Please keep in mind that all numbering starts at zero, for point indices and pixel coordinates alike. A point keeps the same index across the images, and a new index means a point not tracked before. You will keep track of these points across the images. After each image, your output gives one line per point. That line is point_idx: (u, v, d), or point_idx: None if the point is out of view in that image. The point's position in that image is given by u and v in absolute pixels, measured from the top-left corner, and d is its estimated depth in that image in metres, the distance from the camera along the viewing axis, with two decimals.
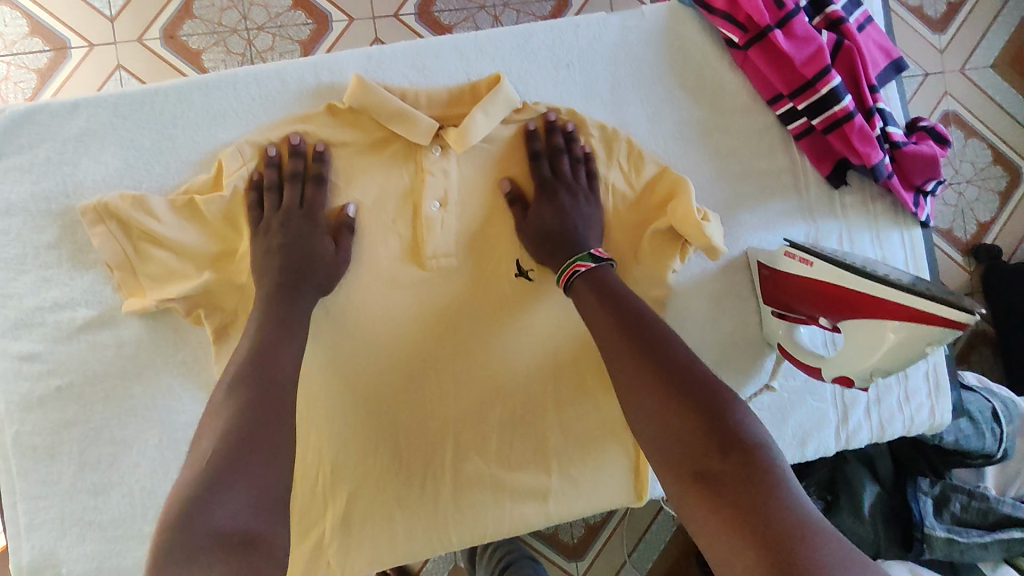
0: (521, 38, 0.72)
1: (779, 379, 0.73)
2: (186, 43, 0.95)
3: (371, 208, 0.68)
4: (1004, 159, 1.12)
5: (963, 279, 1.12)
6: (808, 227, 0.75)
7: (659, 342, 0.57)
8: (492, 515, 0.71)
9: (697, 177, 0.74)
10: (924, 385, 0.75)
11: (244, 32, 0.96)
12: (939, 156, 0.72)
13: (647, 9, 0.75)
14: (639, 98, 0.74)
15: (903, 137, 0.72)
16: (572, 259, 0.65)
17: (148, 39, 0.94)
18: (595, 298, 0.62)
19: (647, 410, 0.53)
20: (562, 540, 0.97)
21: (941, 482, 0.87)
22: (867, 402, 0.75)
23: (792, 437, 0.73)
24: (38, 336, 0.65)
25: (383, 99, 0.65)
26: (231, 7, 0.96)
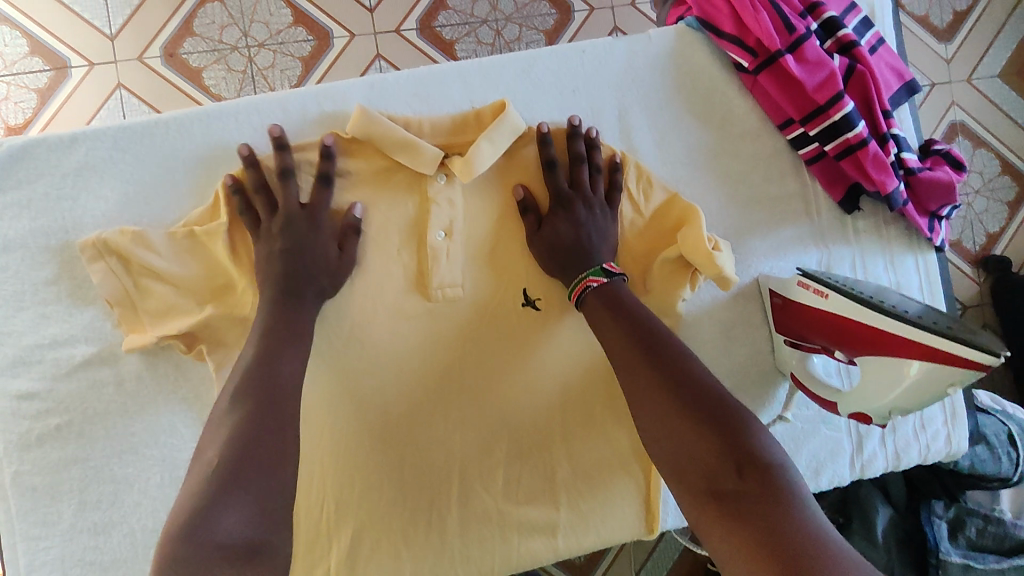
0: (527, 64, 0.71)
1: (792, 409, 0.71)
2: (186, 61, 0.94)
3: (375, 238, 0.66)
4: (1014, 169, 1.10)
5: (973, 290, 1.10)
6: (821, 254, 0.73)
7: (672, 358, 0.56)
8: (499, 552, 0.68)
9: (706, 202, 0.72)
10: (940, 414, 0.73)
11: (245, 50, 0.95)
12: (956, 182, 0.71)
13: (654, 32, 0.74)
14: (647, 122, 0.72)
15: (918, 163, 0.71)
16: (583, 274, 0.64)
17: (148, 58, 0.94)
18: (605, 311, 0.61)
19: (661, 428, 0.52)
20: (569, 559, 0.94)
21: (955, 506, 0.85)
22: (882, 431, 0.72)
23: (806, 469, 0.70)
24: (36, 371, 0.63)
25: (388, 129, 0.64)
26: (232, 25, 0.95)
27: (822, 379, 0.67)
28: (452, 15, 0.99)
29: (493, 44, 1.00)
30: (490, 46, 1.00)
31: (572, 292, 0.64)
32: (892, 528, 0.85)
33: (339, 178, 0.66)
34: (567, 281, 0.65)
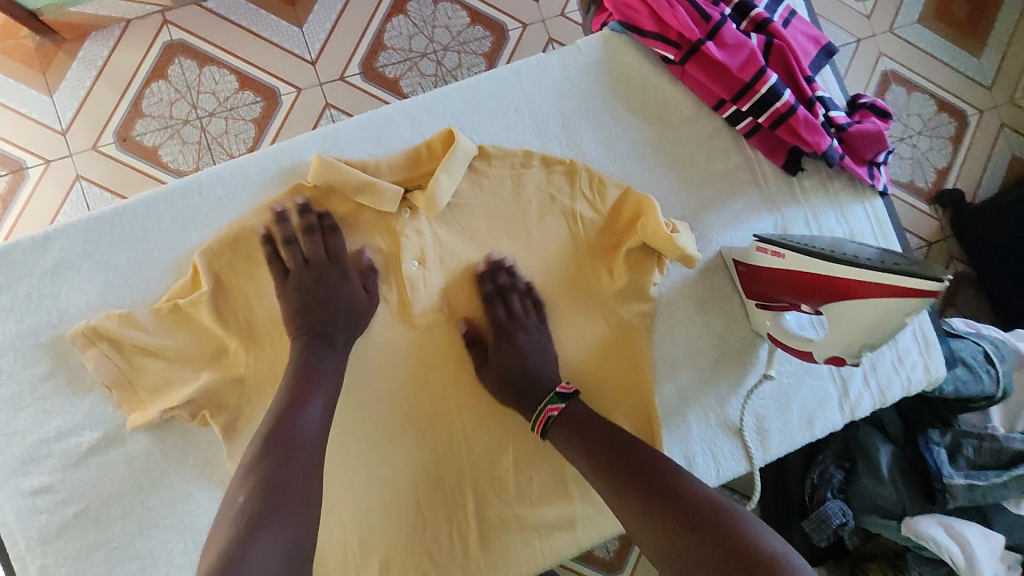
0: (468, 92, 0.75)
1: (775, 366, 0.74)
2: (141, 142, 0.97)
3: None
4: (948, 106, 1.15)
5: (933, 227, 1.14)
6: (775, 218, 0.77)
7: (641, 471, 0.57)
8: (523, 555, 0.70)
9: (658, 189, 0.76)
10: (914, 345, 0.76)
11: (196, 121, 0.98)
12: (884, 130, 0.76)
13: (583, 42, 0.78)
14: (590, 126, 0.76)
15: (847, 119, 0.75)
16: (542, 403, 0.67)
17: (102, 145, 0.96)
18: (571, 439, 0.63)
19: (655, 543, 0.53)
20: (599, 557, 0.97)
21: (950, 431, 0.86)
22: (863, 371, 0.75)
23: (799, 419, 0.74)
24: (46, 464, 0.65)
25: (346, 173, 0.66)
26: (180, 99, 0.98)
27: (796, 332, 0.71)
28: (392, 54, 1.03)
29: (436, 75, 1.04)
30: (433, 77, 1.03)
31: (535, 421, 0.67)
32: (895, 462, 0.86)
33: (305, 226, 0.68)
34: (526, 412, 0.68)
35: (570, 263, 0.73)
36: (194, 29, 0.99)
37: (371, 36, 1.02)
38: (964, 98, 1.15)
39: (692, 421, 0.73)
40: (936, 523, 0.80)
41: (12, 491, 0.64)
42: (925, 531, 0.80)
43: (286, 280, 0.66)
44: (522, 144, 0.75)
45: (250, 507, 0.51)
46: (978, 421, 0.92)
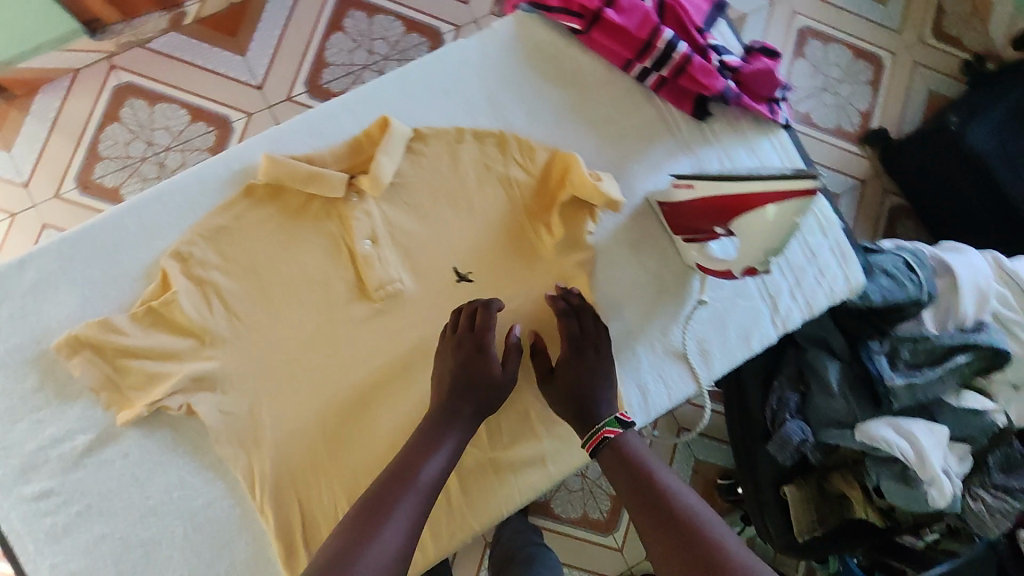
0: (399, 80, 0.81)
1: (709, 292, 0.82)
2: (102, 184, 1.01)
3: (312, 264, 0.74)
4: (863, 52, 1.20)
5: (865, 165, 1.19)
6: (691, 159, 0.84)
7: (677, 517, 0.63)
8: (501, 493, 0.76)
9: (583, 148, 0.83)
10: (831, 258, 0.83)
11: (154, 157, 1.03)
12: (774, 68, 0.84)
13: (497, 24, 0.85)
14: (515, 99, 0.83)
15: (740, 62, 0.84)
16: (599, 424, 0.72)
17: (64, 192, 1.01)
18: (615, 470, 0.69)
19: None
20: (593, 518, 1.06)
21: (888, 339, 0.90)
22: (789, 287, 0.83)
23: (736, 337, 0.81)
24: (48, 472, 0.70)
25: (294, 167, 0.72)
26: (135, 139, 1.03)
27: (720, 258, 0.77)
28: (335, 70, 1.08)
29: None
30: None
31: (591, 437, 0.71)
32: (843, 377, 0.90)
33: (261, 220, 0.74)
34: (581, 427, 0.73)
35: (512, 228, 0.78)
36: (140, 70, 1.04)
37: (314, 56, 1.08)
38: (878, 43, 1.21)
39: (640, 351, 0.80)
40: (887, 426, 0.84)
41: (17, 497, 0.69)
42: (877, 432, 0.84)
43: None
44: (454, 122, 0.81)
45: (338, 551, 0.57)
46: (913, 328, 0.91)
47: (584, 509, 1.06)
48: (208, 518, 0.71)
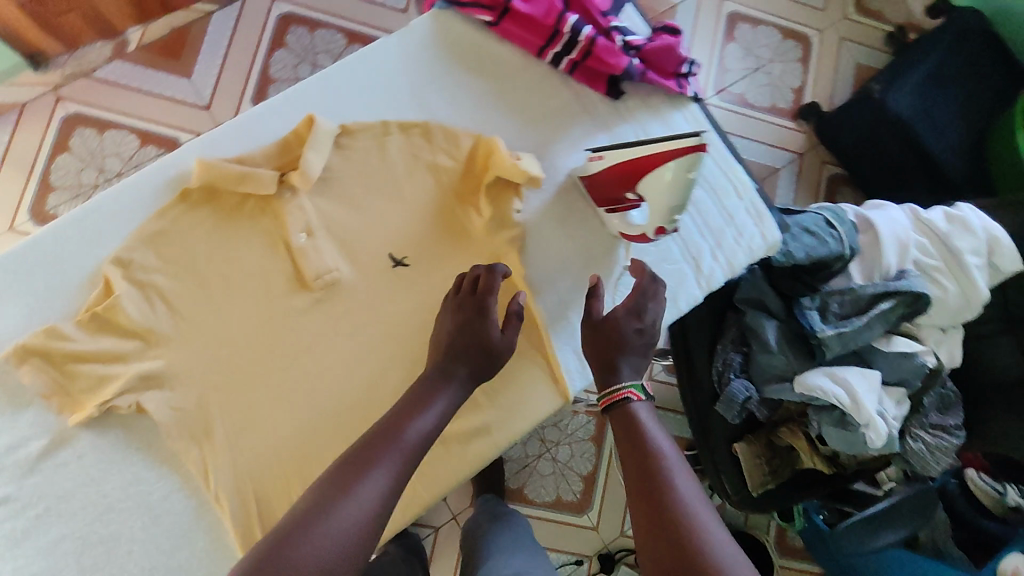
0: (324, 80, 0.84)
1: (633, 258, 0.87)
2: (57, 213, 1.07)
3: (251, 260, 0.78)
4: (790, 32, 1.32)
5: (801, 139, 1.29)
6: (608, 135, 0.89)
7: (664, 490, 0.63)
8: (451, 463, 0.79)
9: (505, 133, 0.87)
10: (747, 217, 0.89)
11: (106, 182, 1.09)
12: (676, 43, 0.89)
13: (415, 21, 0.88)
14: (438, 90, 0.86)
15: (644, 40, 0.89)
16: (623, 385, 0.73)
17: (21, 224, 1.07)
18: (620, 429, 0.70)
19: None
20: (567, 500, 1.15)
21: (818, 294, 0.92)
22: (709, 247, 0.88)
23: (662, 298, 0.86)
24: (3, 475, 0.72)
25: (224, 168, 0.76)
26: (88, 167, 1.09)
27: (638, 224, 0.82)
28: (279, 85, 1.14)
29: None
30: None
31: (610, 393, 0.72)
32: (781, 335, 0.93)
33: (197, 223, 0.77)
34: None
35: (442, 211, 0.83)
36: (89, 99, 1.10)
37: (258, 74, 1.14)
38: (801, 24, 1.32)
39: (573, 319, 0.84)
40: (825, 376, 0.88)
41: None
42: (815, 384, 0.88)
43: None
44: (380, 116, 0.84)
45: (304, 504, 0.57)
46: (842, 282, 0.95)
47: (558, 493, 1.16)
48: (166, 509, 0.74)
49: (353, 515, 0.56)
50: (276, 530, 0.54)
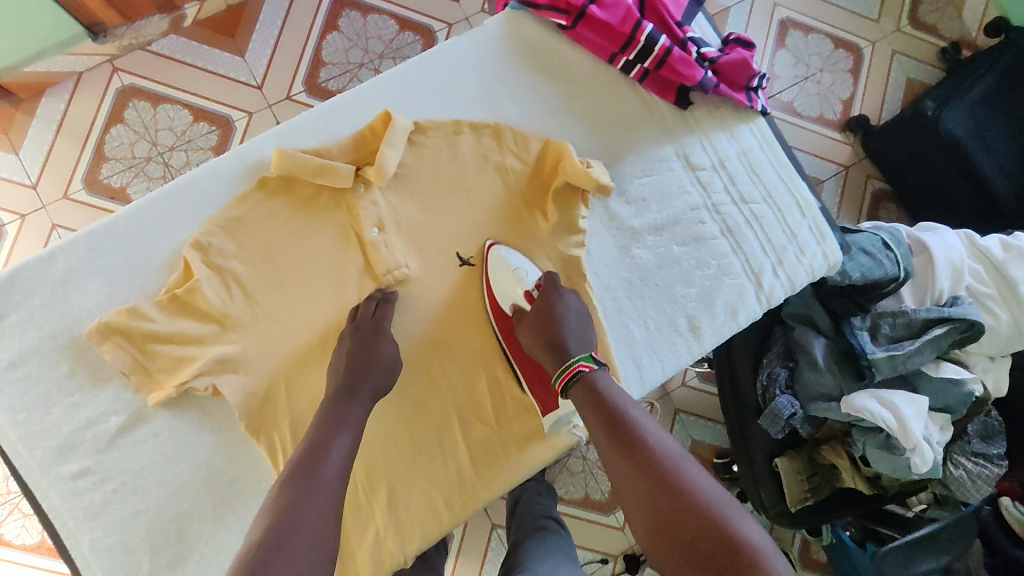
0: (402, 74, 0.93)
1: (741, 305, 0.98)
2: (327, 86, 1.54)
3: (427, 210, 0.91)
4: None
5: None
6: (712, 150, 1.00)
7: (658, 474, 0.73)
8: (515, 464, 0.91)
9: (601, 136, 0.97)
10: (811, 237, 1.00)
11: (370, 63, 1.56)
12: (748, 58, 0.97)
13: (497, 28, 0.96)
14: (513, 98, 0.96)
15: (718, 53, 0.96)
16: (575, 359, 0.83)
17: (296, 94, 1.52)
18: (583, 402, 0.81)
19: (683, 525, 0.69)
20: (794, 489, 1.26)
21: (869, 316, 1.23)
22: (772, 266, 0.99)
23: (724, 312, 0.98)
24: (302, 355, 0.86)
25: (307, 162, 0.85)
26: (355, 49, 1.55)
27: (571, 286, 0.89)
28: None
29: None
30: None
31: (565, 371, 0.83)
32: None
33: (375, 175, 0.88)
34: (558, 364, 0.84)
35: (511, 211, 0.93)
36: None
37: None
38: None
39: (680, 320, 0.97)
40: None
41: (279, 369, 0.85)
42: (864, 402, 1.17)
43: (369, 205, 0.88)
44: (469, 110, 0.95)
45: (277, 501, 0.70)
46: (868, 344, 1.20)
47: (789, 483, 1.26)
48: None
49: (308, 535, 0.67)
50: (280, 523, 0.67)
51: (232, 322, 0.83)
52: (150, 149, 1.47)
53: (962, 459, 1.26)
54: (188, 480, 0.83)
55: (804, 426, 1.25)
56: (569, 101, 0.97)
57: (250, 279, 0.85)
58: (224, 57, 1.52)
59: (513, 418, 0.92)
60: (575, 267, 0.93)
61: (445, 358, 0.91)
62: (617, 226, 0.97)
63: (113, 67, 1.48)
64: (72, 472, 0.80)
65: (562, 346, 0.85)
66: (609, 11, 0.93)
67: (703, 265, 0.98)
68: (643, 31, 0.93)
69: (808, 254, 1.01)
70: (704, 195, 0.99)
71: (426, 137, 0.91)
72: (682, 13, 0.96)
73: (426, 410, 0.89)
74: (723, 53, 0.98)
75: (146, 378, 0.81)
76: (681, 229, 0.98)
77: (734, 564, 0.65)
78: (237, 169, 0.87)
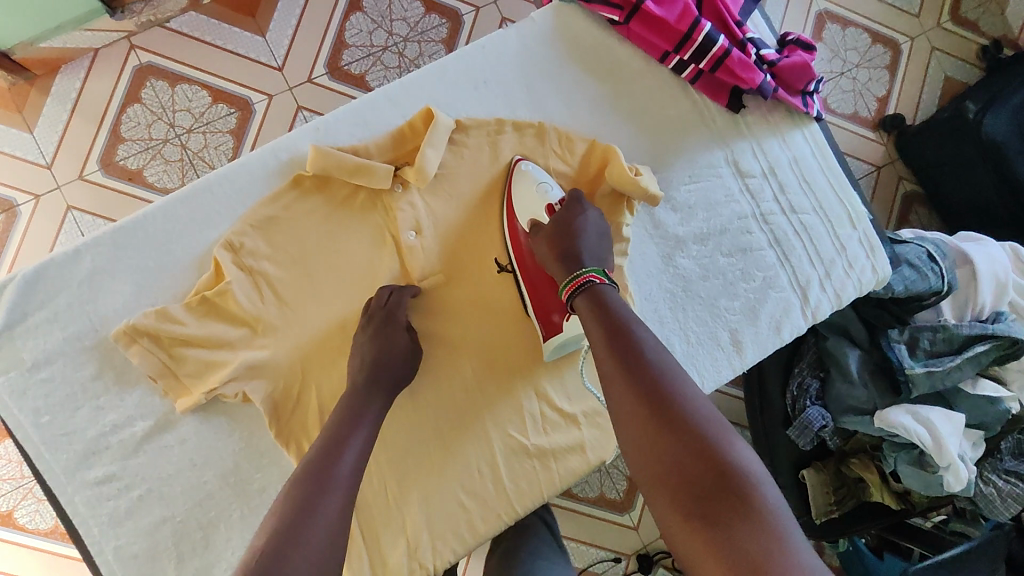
0: (443, 69, 0.89)
1: (786, 322, 0.95)
2: (349, 70, 1.43)
3: (465, 213, 0.88)
4: None
5: None
6: (762, 158, 0.96)
7: (654, 383, 0.65)
8: (545, 478, 0.87)
9: (646, 139, 0.93)
10: (861, 251, 0.97)
11: (394, 47, 1.45)
12: (809, 61, 0.92)
13: (543, 21, 0.91)
14: (557, 97, 0.91)
15: (777, 55, 0.92)
16: (583, 271, 0.77)
17: (317, 76, 1.42)
18: (586, 306, 0.74)
19: (671, 442, 0.60)
20: (820, 500, 1.22)
21: (908, 329, 1.19)
22: (820, 281, 0.96)
23: (769, 327, 0.95)
24: (335, 361, 0.83)
25: (344, 160, 0.81)
26: (378, 31, 1.45)
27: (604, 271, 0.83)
28: None
29: None
30: None
31: (572, 280, 0.76)
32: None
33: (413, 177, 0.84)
34: (566, 274, 0.78)
35: None
36: None
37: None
38: None
39: (723, 335, 0.93)
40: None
41: (312, 375, 0.82)
42: (898, 417, 1.13)
43: (407, 207, 0.84)
44: (512, 109, 0.90)
45: (286, 499, 0.64)
46: (907, 358, 1.16)
47: (816, 494, 1.22)
48: None
49: (320, 534, 0.61)
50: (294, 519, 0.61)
51: (262, 327, 0.80)
52: (167, 130, 1.36)
53: (993, 477, 1.21)
54: (215, 488, 0.80)
55: (833, 438, 1.23)
56: (616, 102, 0.93)
57: (282, 282, 0.81)
58: (243, 36, 1.40)
59: (547, 431, 0.88)
60: (620, 276, 0.88)
61: (480, 367, 0.87)
62: (661, 235, 0.93)
63: (130, 44, 1.36)
64: (98, 478, 0.78)
65: (577, 259, 0.78)
66: (666, 8, 0.88)
67: (748, 277, 0.94)
68: (701, 30, 0.88)
69: (857, 268, 0.97)
70: (752, 204, 0.95)
71: (467, 136, 0.87)
72: (739, 9, 0.92)
73: (456, 420, 0.86)
74: (782, 55, 0.93)
75: (173, 383, 0.78)
76: (728, 239, 0.94)
77: (722, 487, 0.57)
78: (271, 165, 0.84)
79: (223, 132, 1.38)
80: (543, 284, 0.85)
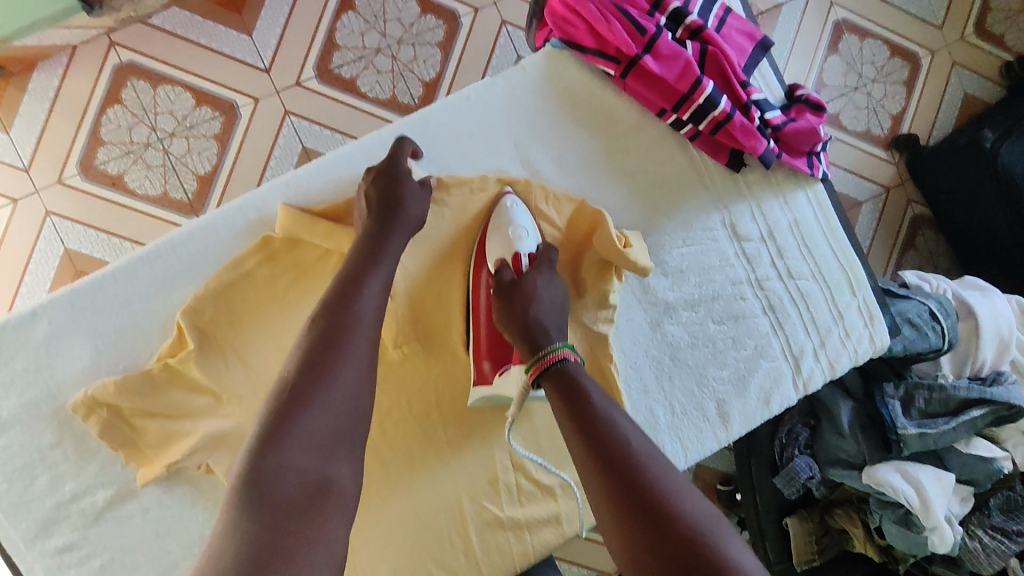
0: (426, 119, 0.83)
1: (778, 398, 0.91)
2: (339, 74, 1.25)
3: (443, 276, 0.84)
4: None
5: None
6: (760, 219, 0.91)
7: (629, 470, 0.60)
8: (517, 550, 0.85)
9: (637, 198, 0.88)
10: (859, 320, 0.92)
11: (387, 50, 1.27)
12: (818, 125, 0.87)
13: (535, 66, 0.85)
14: (547, 150, 0.86)
15: (783, 118, 0.87)
16: (556, 346, 0.73)
17: (305, 80, 1.24)
18: (555, 388, 0.70)
19: (656, 539, 0.56)
20: (802, 549, 1.21)
21: (903, 385, 1.17)
22: (814, 351, 0.92)
23: (758, 399, 0.90)
24: None
25: (315, 224, 0.77)
26: (370, 31, 1.26)
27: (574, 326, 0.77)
28: None
29: None
30: None
31: (537, 360, 0.72)
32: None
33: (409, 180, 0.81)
34: (531, 353, 0.74)
35: None
36: None
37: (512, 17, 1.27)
38: None
39: (710, 407, 0.89)
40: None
41: None
42: (886, 476, 1.09)
43: None
44: (500, 163, 0.85)
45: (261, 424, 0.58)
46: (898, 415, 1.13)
47: (798, 545, 1.21)
48: None
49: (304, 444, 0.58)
50: (245, 494, 0.54)
51: (226, 396, 0.76)
52: (149, 134, 1.20)
53: (979, 532, 1.15)
54: (179, 558, 0.78)
55: (820, 488, 1.20)
56: (610, 159, 0.88)
57: (249, 347, 0.78)
58: (226, 33, 1.22)
59: (523, 501, 0.86)
60: (604, 348, 0.84)
61: (454, 434, 0.85)
62: (650, 302, 0.88)
63: (110, 41, 1.18)
64: (59, 546, 0.76)
65: (547, 324, 0.75)
66: (666, 65, 0.82)
67: (740, 345, 0.90)
68: (702, 91, 0.82)
69: (854, 338, 0.92)
70: (748, 269, 0.90)
71: (449, 194, 0.82)
72: (746, 60, 0.87)
73: (427, 489, 0.83)
74: (789, 117, 0.88)
75: (134, 454, 0.76)
76: (719, 306, 0.90)
77: None
78: (238, 225, 0.79)
79: (206, 137, 1.21)
80: (493, 334, 0.81)
